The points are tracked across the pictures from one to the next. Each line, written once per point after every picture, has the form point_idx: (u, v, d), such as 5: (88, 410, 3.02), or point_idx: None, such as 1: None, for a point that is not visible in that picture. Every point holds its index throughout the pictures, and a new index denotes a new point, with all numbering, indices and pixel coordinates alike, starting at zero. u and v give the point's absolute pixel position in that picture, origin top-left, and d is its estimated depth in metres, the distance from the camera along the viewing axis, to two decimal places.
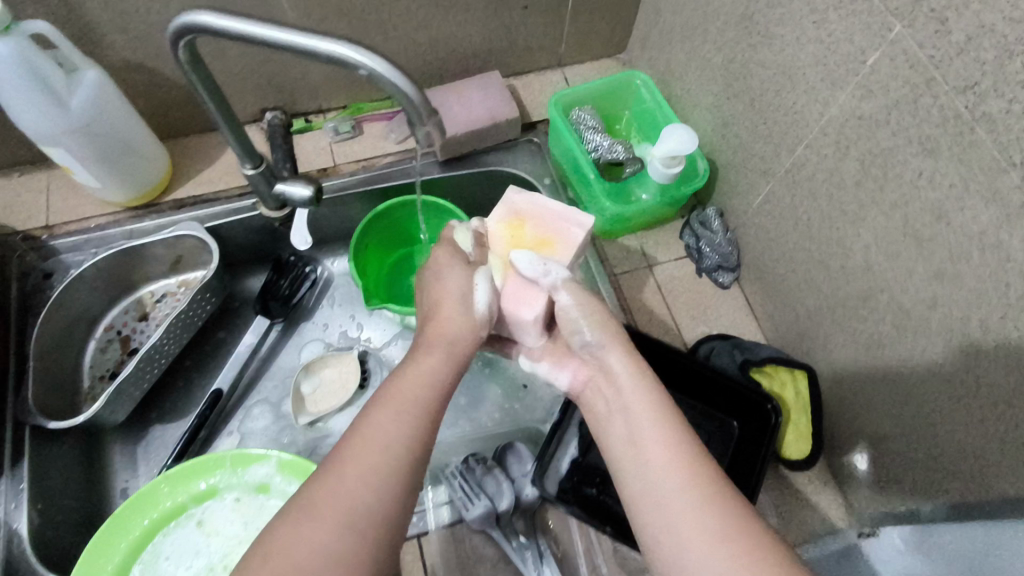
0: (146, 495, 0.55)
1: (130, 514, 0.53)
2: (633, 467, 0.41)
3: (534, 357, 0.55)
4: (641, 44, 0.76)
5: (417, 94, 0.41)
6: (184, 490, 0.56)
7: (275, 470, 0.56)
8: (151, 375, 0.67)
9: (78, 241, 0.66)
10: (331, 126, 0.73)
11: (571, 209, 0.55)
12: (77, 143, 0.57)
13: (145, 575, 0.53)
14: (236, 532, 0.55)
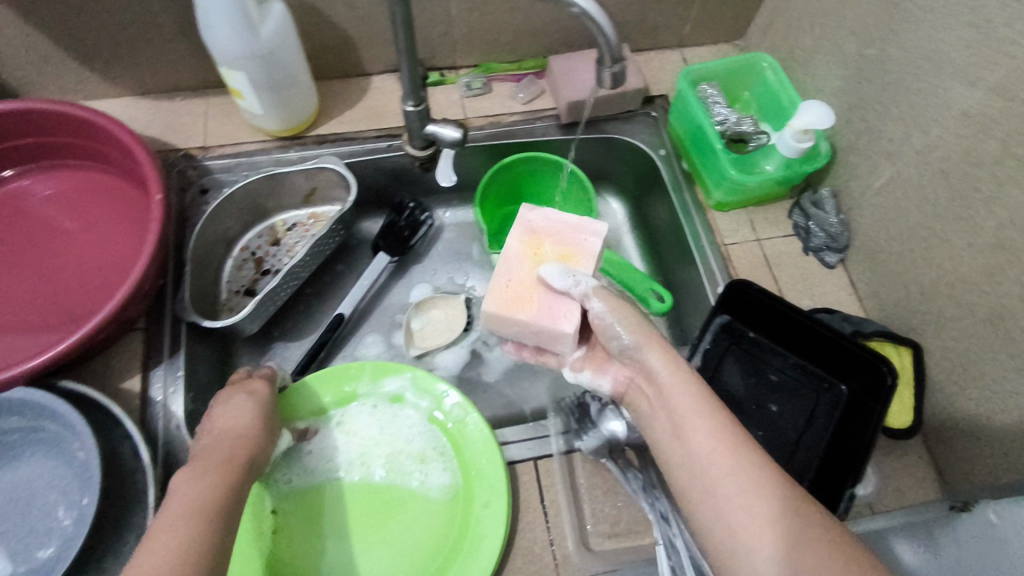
0: (298, 394, 0.62)
1: (286, 409, 0.61)
2: (680, 455, 0.46)
3: (578, 368, 0.61)
4: (763, 30, 0.79)
5: (615, 36, 0.45)
6: (330, 393, 0.63)
7: (408, 383, 0.63)
8: (283, 294, 0.72)
9: (231, 163, 0.72)
10: (465, 81, 0.78)
11: (584, 221, 0.60)
12: (256, 69, 0.63)
13: (294, 462, 0.60)
14: (372, 434, 0.62)
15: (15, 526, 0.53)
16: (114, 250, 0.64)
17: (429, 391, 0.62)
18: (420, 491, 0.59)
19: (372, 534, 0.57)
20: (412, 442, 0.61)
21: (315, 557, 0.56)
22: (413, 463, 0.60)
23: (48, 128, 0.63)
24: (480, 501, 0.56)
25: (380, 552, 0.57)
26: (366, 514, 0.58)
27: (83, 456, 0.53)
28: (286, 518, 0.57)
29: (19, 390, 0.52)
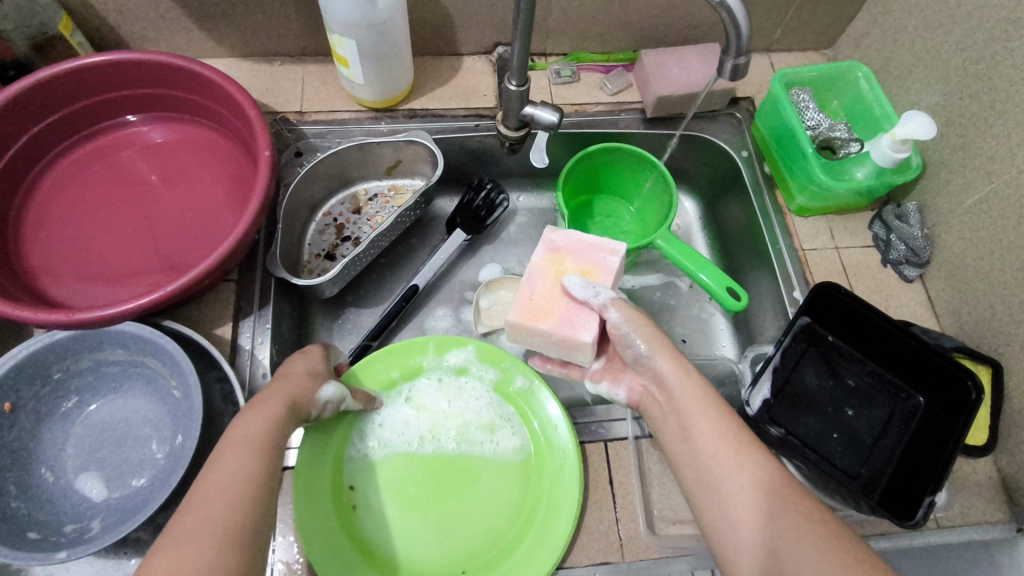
0: (366, 366, 0.63)
1: (356, 377, 0.62)
2: (692, 458, 0.49)
3: (596, 379, 0.60)
4: (857, 41, 0.79)
5: (746, 28, 0.45)
6: (396, 366, 0.64)
7: (473, 356, 0.65)
8: (359, 265, 0.71)
9: (325, 129, 0.74)
10: (554, 69, 0.79)
11: (604, 240, 0.61)
12: (367, 38, 0.64)
13: (365, 436, 0.61)
14: (440, 406, 0.63)
15: (111, 454, 0.55)
16: (218, 207, 0.68)
17: (494, 362, 0.64)
18: (491, 462, 0.61)
19: (449, 503, 0.59)
20: (480, 413, 0.63)
21: (394, 527, 0.58)
22: (482, 434, 0.62)
23: (170, 85, 0.67)
24: (555, 471, 0.58)
25: (456, 521, 0.58)
26: (439, 484, 0.59)
27: (182, 391, 0.55)
28: (364, 490, 0.59)
29: (130, 324, 0.54)
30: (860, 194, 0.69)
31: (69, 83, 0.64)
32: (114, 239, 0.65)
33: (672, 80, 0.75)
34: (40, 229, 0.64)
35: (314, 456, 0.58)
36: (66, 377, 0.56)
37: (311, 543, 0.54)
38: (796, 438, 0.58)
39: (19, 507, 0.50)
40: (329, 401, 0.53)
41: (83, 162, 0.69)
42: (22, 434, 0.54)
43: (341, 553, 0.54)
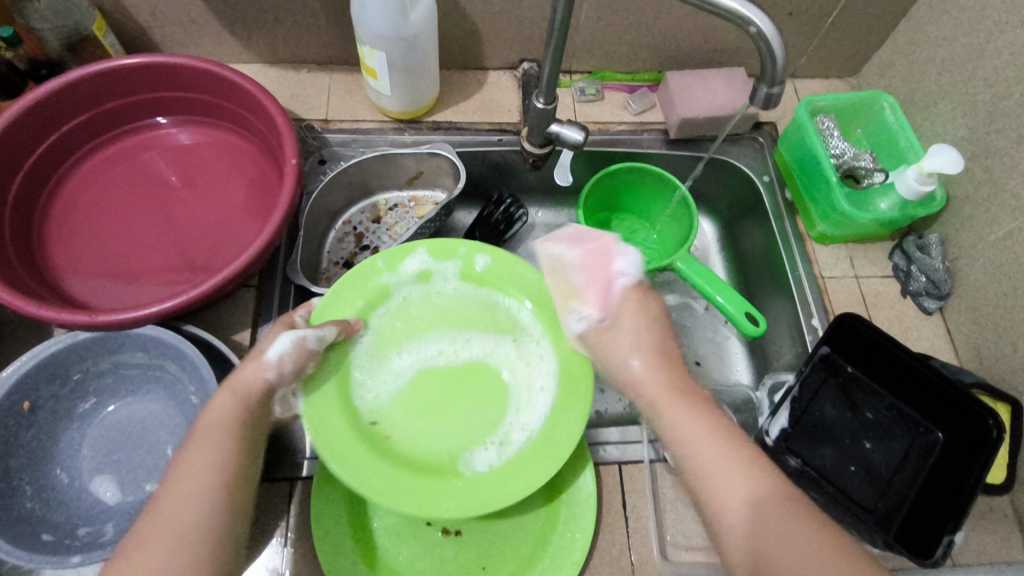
0: (326, 307, 0.56)
1: (324, 314, 0.56)
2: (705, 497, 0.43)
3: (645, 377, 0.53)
4: (881, 70, 0.79)
5: (783, 59, 0.45)
6: (357, 297, 0.57)
7: (427, 257, 0.60)
8: None
9: (348, 138, 0.75)
10: (579, 87, 0.79)
11: (591, 242, 0.54)
12: (396, 51, 0.65)
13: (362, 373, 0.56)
14: (421, 317, 0.60)
15: (125, 457, 0.55)
16: (241, 210, 0.68)
17: (450, 254, 0.60)
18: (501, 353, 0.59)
19: (477, 394, 0.57)
20: (454, 309, 0.61)
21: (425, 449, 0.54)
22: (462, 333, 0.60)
23: (199, 89, 0.68)
24: (560, 341, 0.57)
25: (479, 421, 0.56)
26: (461, 377, 0.58)
27: (200, 398, 0.55)
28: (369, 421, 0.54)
29: (151, 328, 0.54)
30: (881, 225, 0.69)
31: (101, 84, 0.64)
32: (136, 239, 0.65)
33: (697, 102, 0.75)
34: (63, 227, 0.65)
35: (319, 414, 0.51)
36: (85, 378, 0.56)
37: (366, 489, 0.48)
38: (812, 468, 0.58)
39: (34, 507, 0.51)
40: (283, 353, 0.50)
41: (108, 161, 0.69)
42: (40, 433, 0.54)
43: (401, 479, 0.50)
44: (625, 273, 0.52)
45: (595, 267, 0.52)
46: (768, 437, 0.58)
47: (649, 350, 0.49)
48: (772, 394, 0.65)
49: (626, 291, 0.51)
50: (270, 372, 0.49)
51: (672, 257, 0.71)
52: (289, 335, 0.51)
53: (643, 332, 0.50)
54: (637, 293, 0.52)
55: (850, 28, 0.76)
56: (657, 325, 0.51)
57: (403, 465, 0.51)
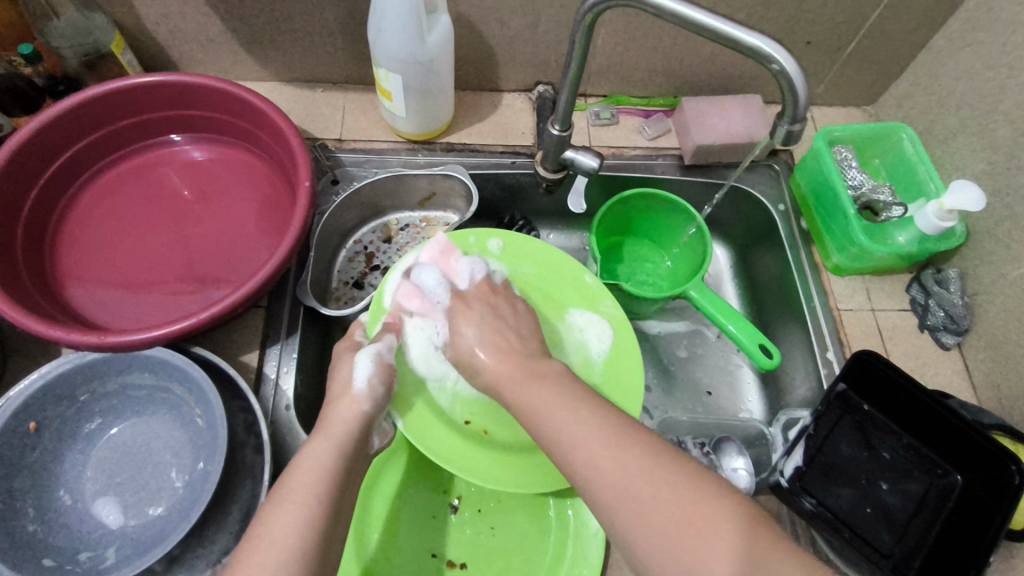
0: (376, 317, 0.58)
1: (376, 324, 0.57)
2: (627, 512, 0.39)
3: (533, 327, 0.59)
4: (900, 100, 0.78)
5: (806, 97, 0.44)
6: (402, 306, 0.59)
7: None
8: None
9: (362, 158, 0.75)
10: (593, 111, 0.79)
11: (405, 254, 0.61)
12: (412, 74, 0.64)
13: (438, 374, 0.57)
14: None
15: (129, 480, 0.55)
16: (251, 228, 0.67)
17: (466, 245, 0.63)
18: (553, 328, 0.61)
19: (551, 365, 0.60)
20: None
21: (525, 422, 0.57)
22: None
23: (214, 107, 0.68)
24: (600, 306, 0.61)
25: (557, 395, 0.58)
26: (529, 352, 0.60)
27: (206, 421, 0.54)
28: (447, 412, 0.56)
29: (159, 350, 0.54)
30: (899, 259, 0.68)
31: (117, 100, 0.64)
32: (146, 255, 0.65)
33: (713, 129, 0.74)
34: (75, 243, 0.65)
35: (415, 426, 0.53)
36: (91, 398, 0.56)
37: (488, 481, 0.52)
38: (827, 510, 0.56)
39: (36, 530, 0.50)
40: (369, 376, 0.52)
41: (122, 177, 0.69)
42: (44, 454, 0.53)
43: (508, 467, 0.53)
44: (439, 285, 0.58)
45: (424, 294, 0.57)
46: (783, 479, 0.58)
47: (491, 342, 0.52)
48: (786, 430, 0.65)
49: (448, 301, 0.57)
50: (363, 400, 0.50)
51: (686, 284, 0.69)
52: (366, 355, 0.53)
53: (482, 322, 0.54)
54: (485, 285, 0.58)
55: (869, 58, 0.75)
56: (494, 311, 0.55)
57: (507, 451, 0.54)
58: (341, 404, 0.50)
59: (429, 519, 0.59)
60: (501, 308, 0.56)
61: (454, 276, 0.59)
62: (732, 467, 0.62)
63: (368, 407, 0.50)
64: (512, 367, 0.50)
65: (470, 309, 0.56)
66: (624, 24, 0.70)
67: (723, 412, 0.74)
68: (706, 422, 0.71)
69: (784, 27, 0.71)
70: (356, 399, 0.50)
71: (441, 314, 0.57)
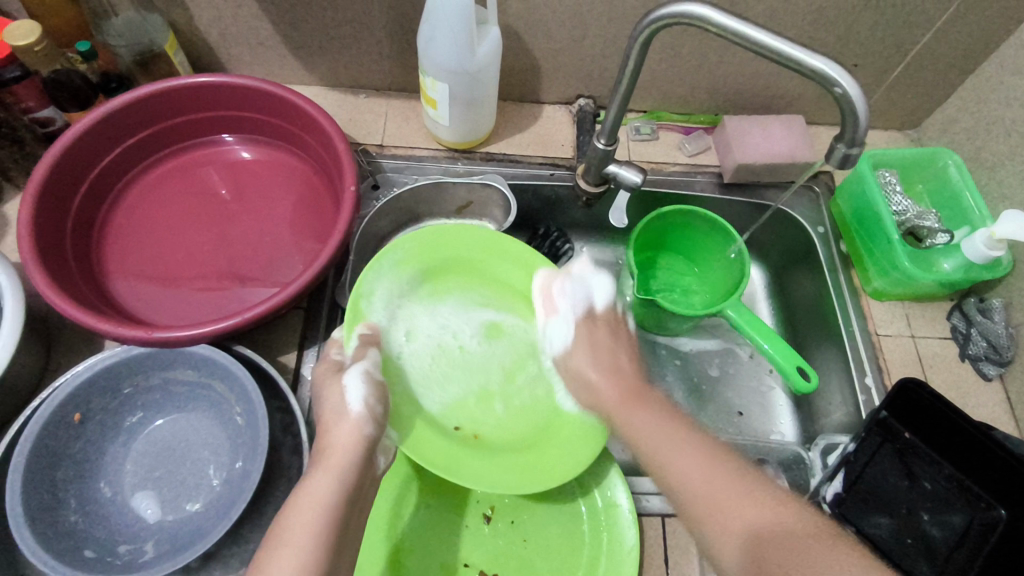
0: (355, 313, 0.57)
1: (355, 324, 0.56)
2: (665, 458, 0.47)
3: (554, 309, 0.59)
4: (944, 125, 0.78)
5: (865, 121, 0.44)
6: (375, 310, 0.58)
7: (407, 254, 0.62)
8: None
9: (402, 165, 0.75)
10: (634, 126, 0.79)
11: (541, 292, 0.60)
12: (459, 84, 0.65)
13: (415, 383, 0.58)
14: (440, 322, 0.62)
15: (167, 475, 0.55)
16: (294, 230, 0.68)
17: (427, 252, 0.63)
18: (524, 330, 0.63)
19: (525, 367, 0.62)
20: (450, 300, 0.63)
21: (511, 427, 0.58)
22: (465, 318, 0.63)
23: (262, 110, 0.68)
24: None
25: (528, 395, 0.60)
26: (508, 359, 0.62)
27: (246, 420, 0.55)
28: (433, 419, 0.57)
29: (205, 348, 0.55)
30: (942, 286, 0.68)
31: (168, 100, 0.65)
32: (189, 253, 0.66)
33: (755, 148, 0.74)
34: (121, 239, 0.66)
35: (409, 442, 0.53)
36: (134, 392, 0.56)
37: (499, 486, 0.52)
38: (867, 538, 0.57)
39: (77, 521, 0.51)
40: (361, 395, 0.52)
41: (168, 175, 0.70)
42: (87, 445, 0.54)
43: (505, 469, 0.54)
44: (578, 301, 0.58)
45: (573, 297, 0.59)
46: (824, 504, 0.59)
47: (607, 375, 0.54)
48: (825, 455, 0.64)
49: (582, 318, 0.58)
50: (365, 423, 0.51)
51: (723, 304, 0.68)
52: (356, 374, 0.52)
53: (603, 364, 0.55)
54: (589, 321, 0.58)
55: (915, 81, 0.74)
56: (612, 342, 0.57)
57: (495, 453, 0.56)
58: (342, 430, 0.50)
59: (462, 529, 0.59)
60: (619, 342, 0.57)
61: (598, 295, 0.59)
62: None
63: (371, 430, 0.51)
64: (617, 397, 0.53)
65: (594, 343, 0.57)
66: (670, 41, 0.70)
67: (755, 433, 0.73)
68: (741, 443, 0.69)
69: (832, 49, 0.71)
70: (357, 422, 0.51)
71: (570, 329, 0.58)
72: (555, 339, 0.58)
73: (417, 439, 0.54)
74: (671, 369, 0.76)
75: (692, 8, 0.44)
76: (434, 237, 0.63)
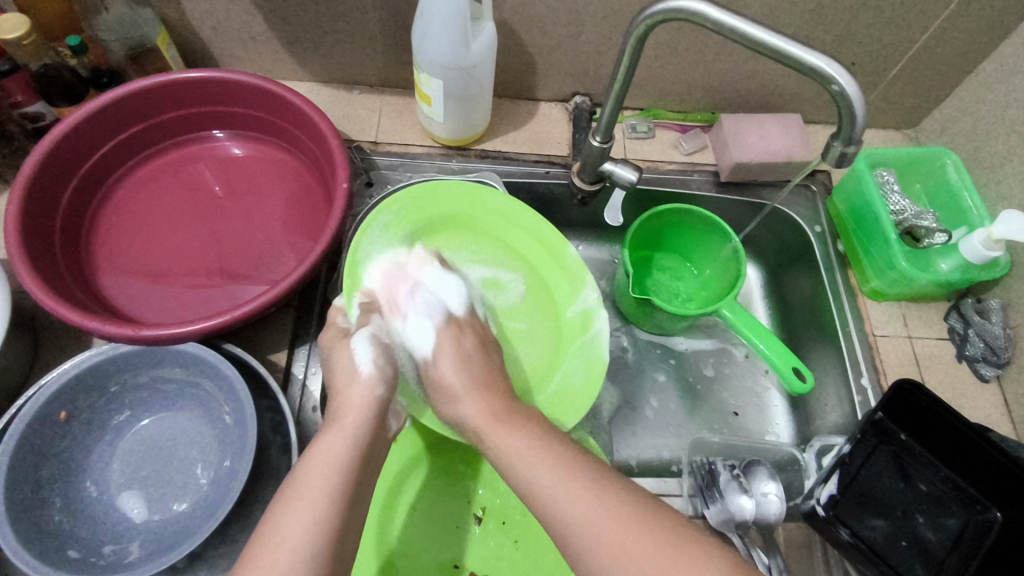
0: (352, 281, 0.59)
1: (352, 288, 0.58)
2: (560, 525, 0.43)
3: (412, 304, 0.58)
4: (942, 125, 0.77)
5: (863, 119, 0.43)
6: (370, 273, 0.59)
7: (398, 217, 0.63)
8: None
9: (396, 161, 0.74)
10: (630, 124, 0.79)
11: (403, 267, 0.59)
12: (453, 80, 0.64)
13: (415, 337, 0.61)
14: None
15: (155, 474, 0.54)
16: (286, 227, 0.67)
17: (414, 213, 0.63)
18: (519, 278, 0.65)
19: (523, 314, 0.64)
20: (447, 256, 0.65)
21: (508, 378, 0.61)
22: (460, 271, 0.65)
23: (254, 105, 0.68)
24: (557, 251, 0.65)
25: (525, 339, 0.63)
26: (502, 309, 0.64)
27: (234, 419, 0.54)
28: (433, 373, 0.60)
29: (193, 346, 0.54)
30: (939, 287, 0.67)
31: (160, 95, 0.65)
32: (180, 250, 0.65)
33: (751, 147, 0.74)
34: (111, 235, 0.65)
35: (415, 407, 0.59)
36: (121, 390, 0.56)
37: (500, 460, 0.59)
38: (864, 539, 0.56)
39: (61, 521, 0.50)
40: (371, 356, 0.54)
41: (160, 170, 0.70)
42: (73, 444, 0.53)
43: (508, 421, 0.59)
44: (433, 310, 0.58)
45: (415, 305, 0.58)
46: (819, 506, 0.58)
47: (473, 385, 0.54)
48: (820, 456, 0.64)
49: (443, 325, 0.57)
50: (375, 385, 0.52)
51: (719, 303, 0.67)
52: (364, 338, 0.55)
53: (465, 368, 0.54)
54: (451, 326, 0.57)
55: (913, 80, 0.74)
56: (482, 355, 0.56)
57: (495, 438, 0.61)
58: (353, 392, 0.52)
59: (452, 529, 0.58)
60: (486, 357, 0.56)
61: (450, 302, 0.59)
62: (762, 492, 0.61)
63: (382, 390, 0.52)
64: (488, 415, 0.51)
65: (459, 338, 0.57)
66: (666, 38, 0.69)
67: (749, 433, 0.73)
68: (738, 444, 0.66)
69: (829, 46, 0.70)
70: (367, 386, 0.52)
71: (433, 338, 0.57)
72: (420, 338, 0.57)
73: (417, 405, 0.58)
74: (666, 369, 0.76)
75: (687, 3, 0.44)
76: (422, 195, 0.64)
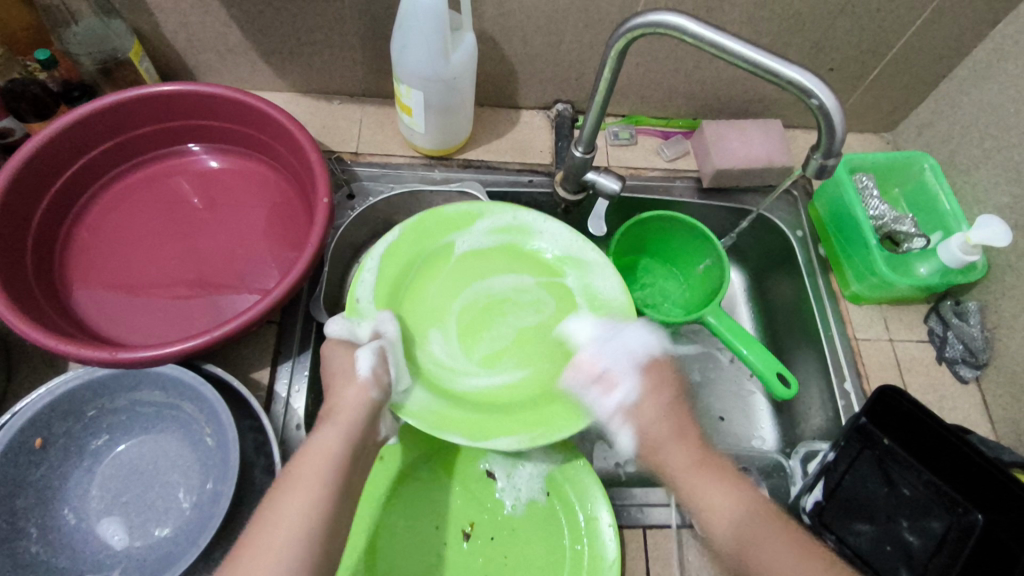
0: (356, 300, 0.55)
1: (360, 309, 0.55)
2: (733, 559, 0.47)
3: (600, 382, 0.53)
4: (918, 129, 0.78)
5: (842, 132, 0.44)
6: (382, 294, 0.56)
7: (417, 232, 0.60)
8: None
9: (377, 172, 0.74)
10: (612, 131, 0.79)
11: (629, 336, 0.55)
12: (434, 91, 0.64)
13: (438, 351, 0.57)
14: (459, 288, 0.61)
15: (135, 499, 0.53)
16: (266, 241, 0.66)
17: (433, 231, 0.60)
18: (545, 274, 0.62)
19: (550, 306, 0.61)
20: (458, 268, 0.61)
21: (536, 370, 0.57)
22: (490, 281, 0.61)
23: (231, 118, 0.67)
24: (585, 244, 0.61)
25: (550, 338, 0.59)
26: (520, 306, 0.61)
27: (216, 441, 0.53)
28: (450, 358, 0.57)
29: (173, 368, 0.53)
30: (918, 291, 0.68)
31: (134, 108, 0.63)
32: (158, 267, 0.64)
33: (733, 154, 0.74)
34: (86, 252, 0.64)
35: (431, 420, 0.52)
36: (99, 415, 0.54)
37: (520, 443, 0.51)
38: (849, 546, 0.57)
39: (39, 551, 0.49)
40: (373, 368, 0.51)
41: (136, 186, 0.68)
42: (49, 471, 0.52)
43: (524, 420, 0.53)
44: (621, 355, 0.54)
45: (601, 345, 0.55)
46: (804, 514, 0.58)
47: (677, 436, 0.52)
48: (806, 462, 0.64)
49: (614, 374, 0.53)
50: (371, 387, 0.50)
51: (703, 310, 0.67)
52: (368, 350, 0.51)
53: (665, 414, 0.53)
54: (653, 371, 0.54)
55: (891, 85, 0.75)
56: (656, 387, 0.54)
57: (512, 407, 0.54)
58: (350, 394, 0.50)
59: (440, 546, 0.57)
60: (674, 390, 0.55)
61: (637, 348, 0.55)
62: None
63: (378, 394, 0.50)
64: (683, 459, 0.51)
65: (660, 388, 0.54)
66: (647, 47, 0.69)
67: (736, 438, 0.73)
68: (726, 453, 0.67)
69: (807, 54, 0.70)
70: (366, 385, 0.50)
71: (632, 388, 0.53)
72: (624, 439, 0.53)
73: (440, 423, 0.52)
74: None
75: (666, 18, 0.44)
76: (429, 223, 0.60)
